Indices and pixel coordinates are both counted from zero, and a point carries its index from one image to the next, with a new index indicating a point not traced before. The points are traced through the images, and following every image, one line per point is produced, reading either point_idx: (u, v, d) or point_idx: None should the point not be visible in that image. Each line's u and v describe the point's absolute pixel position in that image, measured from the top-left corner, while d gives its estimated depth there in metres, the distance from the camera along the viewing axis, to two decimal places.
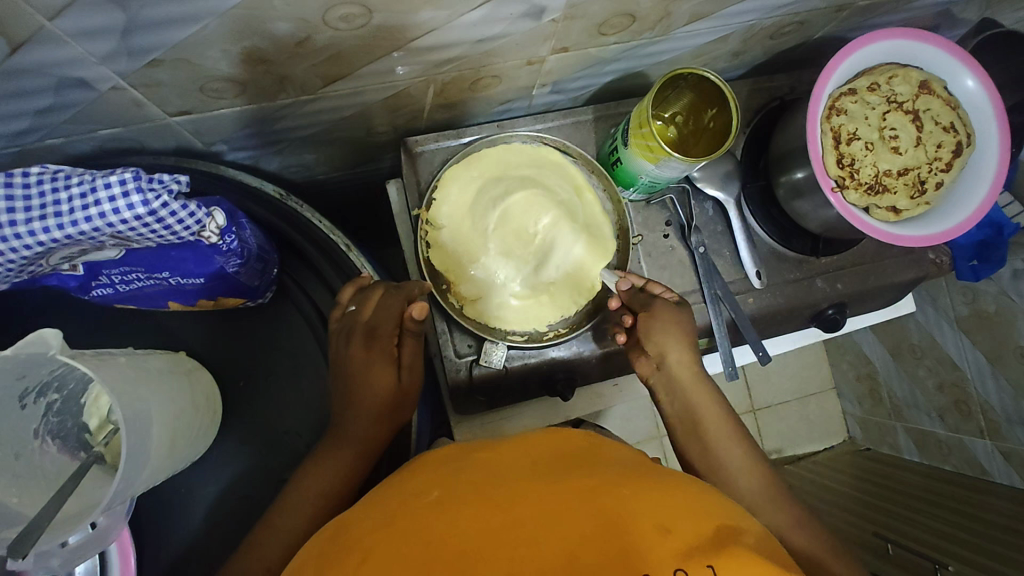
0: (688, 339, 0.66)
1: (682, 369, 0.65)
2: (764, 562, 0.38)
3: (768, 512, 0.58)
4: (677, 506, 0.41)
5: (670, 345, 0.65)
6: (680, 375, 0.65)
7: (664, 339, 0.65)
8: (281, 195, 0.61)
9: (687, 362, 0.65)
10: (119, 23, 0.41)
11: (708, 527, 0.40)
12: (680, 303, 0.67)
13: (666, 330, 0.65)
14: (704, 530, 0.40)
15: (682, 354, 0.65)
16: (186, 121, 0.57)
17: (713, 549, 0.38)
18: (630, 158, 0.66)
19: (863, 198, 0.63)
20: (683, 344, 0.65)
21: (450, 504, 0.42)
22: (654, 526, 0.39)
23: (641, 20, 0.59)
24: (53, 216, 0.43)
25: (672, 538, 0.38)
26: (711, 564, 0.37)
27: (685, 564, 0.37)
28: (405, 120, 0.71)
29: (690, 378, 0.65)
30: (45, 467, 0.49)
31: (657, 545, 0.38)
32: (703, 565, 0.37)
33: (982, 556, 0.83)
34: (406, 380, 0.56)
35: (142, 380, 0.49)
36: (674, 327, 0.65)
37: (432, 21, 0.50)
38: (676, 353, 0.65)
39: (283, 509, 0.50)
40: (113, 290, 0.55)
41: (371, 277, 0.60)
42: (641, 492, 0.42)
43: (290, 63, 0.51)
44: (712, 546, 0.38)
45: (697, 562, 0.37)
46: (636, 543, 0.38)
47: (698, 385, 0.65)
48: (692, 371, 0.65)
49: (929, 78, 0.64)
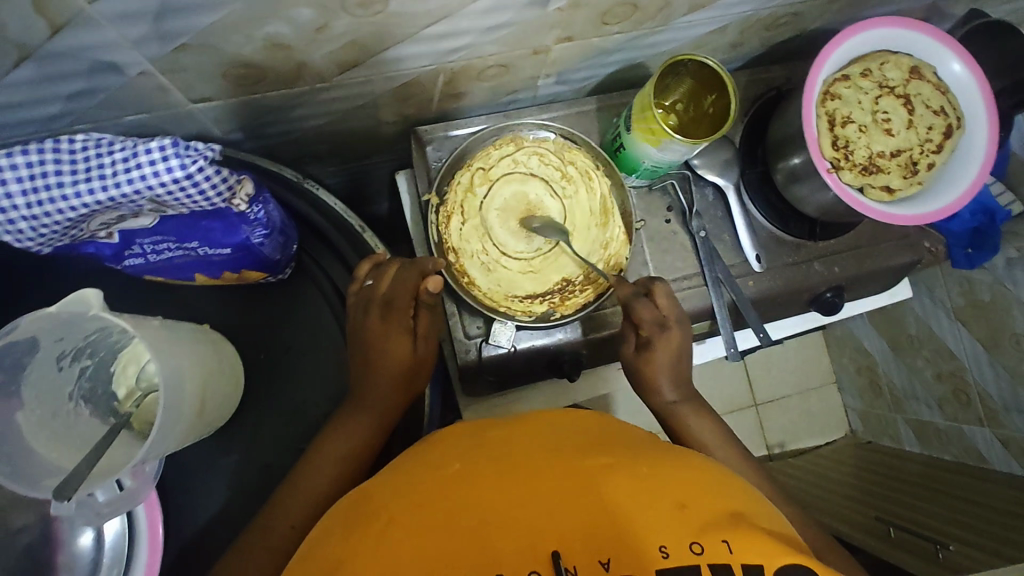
0: (671, 373, 0.67)
1: (670, 400, 0.67)
2: (779, 542, 0.40)
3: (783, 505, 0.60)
4: (693, 484, 0.43)
5: (646, 386, 0.68)
6: (669, 406, 0.67)
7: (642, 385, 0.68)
8: (299, 178, 0.63)
9: (673, 391, 0.67)
10: (153, 7, 0.43)
11: (722, 507, 0.42)
12: (650, 346, 0.66)
13: (640, 374, 0.68)
14: (719, 508, 0.42)
15: (668, 387, 0.67)
16: (208, 108, 0.60)
17: (727, 526, 0.40)
18: (632, 143, 0.69)
19: (857, 178, 0.65)
20: (664, 380, 0.67)
21: (474, 476, 0.44)
22: (671, 503, 0.41)
23: (642, 9, 0.62)
24: (97, 178, 0.46)
25: (688, 515, 0.41)
26: (725, 539, 0.39)
27: (699, 537, 0.39)
28: (414, 110, 0.74)
29: (681, 407, 0.68)
30: (77, 429, 0.51)
31: (676, 521, 0.40)
32: (719, 539, 0.39)
33: (998, 543, 0.82)
34: (422, 350, 0.59)
35: (176, 343, 0.51)
36: (642, 375, 0.67)
37: (442, 9, 0.52)
38: (666, 388, 0.67)
39: (306, 472, 0.52)
40: (143, 261, 0.57)
41: (386, 253, 0.62)
42: (658, 470, 0.44)
43: (309, 50, 0.54)
44: (726, 523, 0.41)
45: (712, 536, 0.39)
46: (654, 519, 0.40)
47: (690, 411, 0.67)
48: (684, 399, 0.68)
49: (919, 64, 0.66)
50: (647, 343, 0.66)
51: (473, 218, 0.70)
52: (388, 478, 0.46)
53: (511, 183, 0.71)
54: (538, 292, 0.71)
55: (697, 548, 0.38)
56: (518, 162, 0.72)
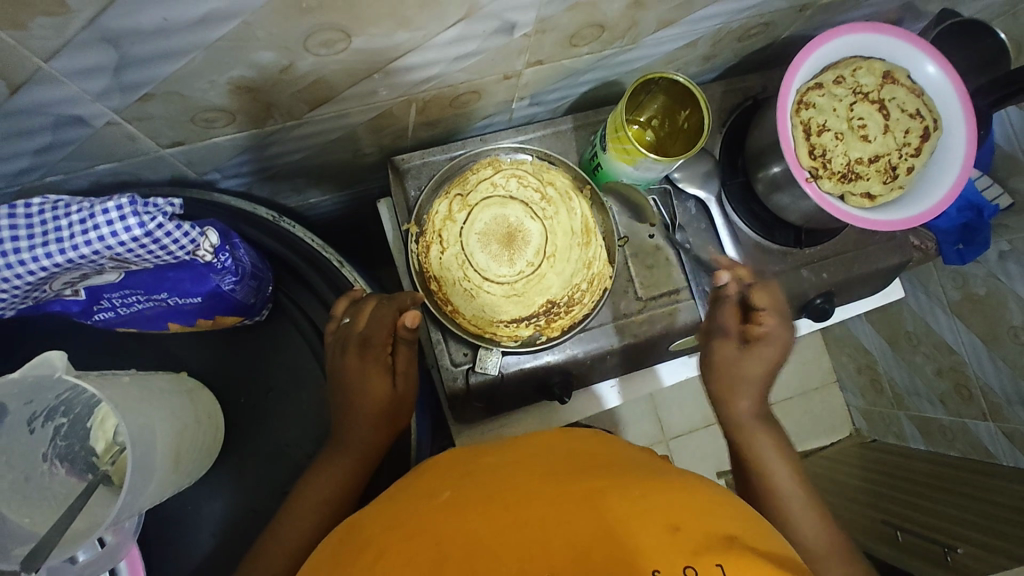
0: (761, 385, 0.64)
1: (746, 415, 0.64)
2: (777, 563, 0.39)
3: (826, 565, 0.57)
4: (685, 505, 0.41)
5: (732, 391, 0.64)
6: (743, 422, 0.64)
7: (727, 390, 0.64)
8: (274, 217, 0.64)
9: (751, 408, 0.64)
10: (112, 61, 0.43)
11: (716, 526, 0.41)
12: (758, 339, 0.64)
13: (733, 375, 0.64)
14: (711, 530, 0.40)
15: (748, 399, 0.64)
16: (179, 152, 0.60)
17: (719, 549, 0.38)
18: (609, 163, 0.68)
19: (837, 186, 0.65)
20: (750, 390, 0.64)
21: (463, 506, 0.42)
22: (662, 525, 0.39)
23: (611, 29, 0.62)
24: (55, 242, 0.46)
25: (681, 537, 0.39)
26: (718, 562, 0.37)
27: (693, 561, 0.37)
28: (390, 139, 0.74)
29: (754, 428, 0.63)
30: (53, 489, 0.51)
31: (670, 545, 0.38)
32: (711, 564, 0.37)
33: (999, 539, 0.81)
34: (402, 386, 0.58)
35: (147, 399, 0.52)
36: (740, 379, 0.64)
37: (409, 42, 0.52)
38: (746, 401, 0.64)
39: (286, 519, 0.51)
40: (113, 314, 0.57)
41: (363, 289, 0.63)
42: (653, 493, 0.42)
43: (276, 90, 0.54)
44: (721, 545, 0.39)
45: (706, 561, 0.37)
46: (648, 543, 0.38)
47: (762, 435, 0.63)
48: (761, 419, 0.64)
49: (891, 68, 0.66)
50: (759, 339, 0.64)
51: (454, 245, 0.70)
52: (378, 509, 0.45)
53: (489, 208, 0.70)
54: (522, 316, 0.70)
55: (691, 573, 0.36)
56: (496, 185, 0.71)
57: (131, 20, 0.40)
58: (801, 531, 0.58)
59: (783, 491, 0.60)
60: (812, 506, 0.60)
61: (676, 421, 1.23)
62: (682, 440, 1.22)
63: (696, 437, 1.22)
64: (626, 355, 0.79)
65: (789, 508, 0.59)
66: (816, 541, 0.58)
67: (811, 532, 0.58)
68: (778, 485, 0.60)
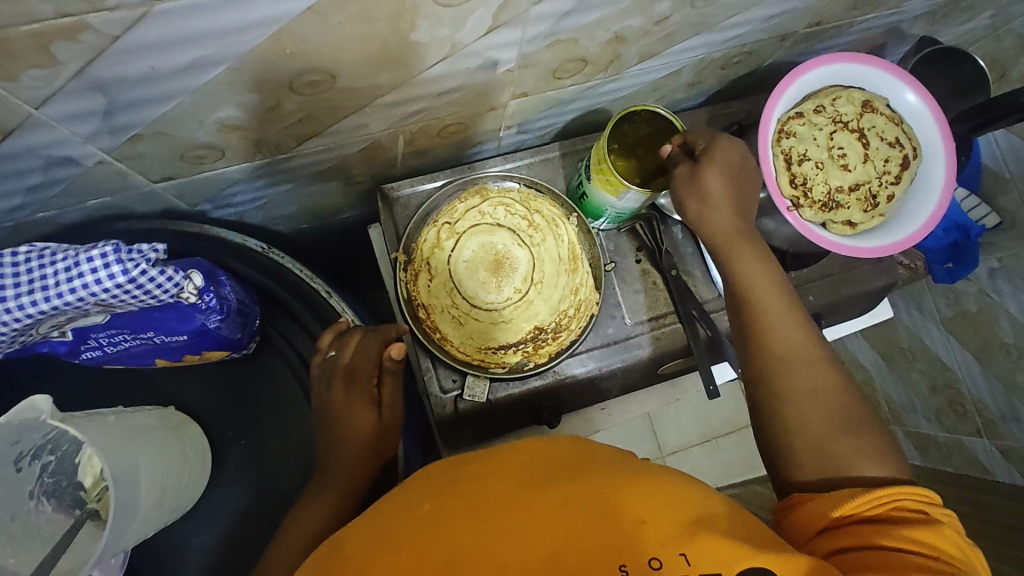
0: (729, 196, 0.58)
1: (726, 227, 0.58)
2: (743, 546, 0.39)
3: (803, 369, 0.53)
4: (651, 494, 0.41)
5: (702, 208, 0.58)
6: (722, 233, 0.58)
7: (697, 208, 0.58)
8: (263, 249, 0.66)
9: (730, 219, 0.58)
10: (101, 106, 0.44)
11: (682, 513, 0.40)
12: (713, 153, 0.58)
13: (696, 192, 0.58)
14: (677, 518, 0.40)
15: (723, 213, 0.58)
16: (171, 186, 0.61)
17: (686, 535, 0.39)
18: (594, 193, 0.69)
19: (818, 215, 0.65)
20: (721, 201, 0.58)
21: (435, 513, 0.41)
22: (628, 519, 0.39)
23: (593, 63, 0.63)
24: (40, 290, 0.47)
25: (649, 529, 0.39)
26: (683, 551, 0.38)
27: (658, 551, 0.38)
28: (381, 168, 0.75)
29: (735, 242, 0.58)
30: (40, 527, 0.52)
31: (637, 536, 0.38)
32: (676, 553, 0.37)
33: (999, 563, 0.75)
34: (387, 417, 0.58)
35: (129, 437, 0.53)
36: (708, 194, 0.57)
37: (393, 81, 0.53)
38: (722, 213, 0.58)
39: (272, 555, 0.51)
40: (101, 352, 0.58)
41: (349, 321, 0.64)
42: (617, 482, 0.42)
43: (264, 128, 0.55)
44: (687, 530, 0.39)
45: (671, 551, 0.38)
46: (615, 538, 0.38)
47: (743, 245, 0.58)
48: (739, 229, 0.58)
49: (871, 97, 0.67)
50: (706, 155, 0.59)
51: (442, 274, 0.71)
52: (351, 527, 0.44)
53: (477, 236, 0.71)
54: (510, 343, 0.71)
55: (657, 564, 0.37)
56: (484, 214, 0.72)
57: (119, 70, 0.41)
58: (783, 339, 0.54)
59: (766, 307, 0.55)
60: (795, 316, 0.55)
61: (672, 438, 1.23)
62: (678, 456, 1.21)
63: (692, 453, 1.22)
64: (614, 378, 0.79)
65: (770, 322, 0.55)
66: (797, 354, 0.53)
67: (792, 337, 0.54)
68: (761, 300, 0.56)
